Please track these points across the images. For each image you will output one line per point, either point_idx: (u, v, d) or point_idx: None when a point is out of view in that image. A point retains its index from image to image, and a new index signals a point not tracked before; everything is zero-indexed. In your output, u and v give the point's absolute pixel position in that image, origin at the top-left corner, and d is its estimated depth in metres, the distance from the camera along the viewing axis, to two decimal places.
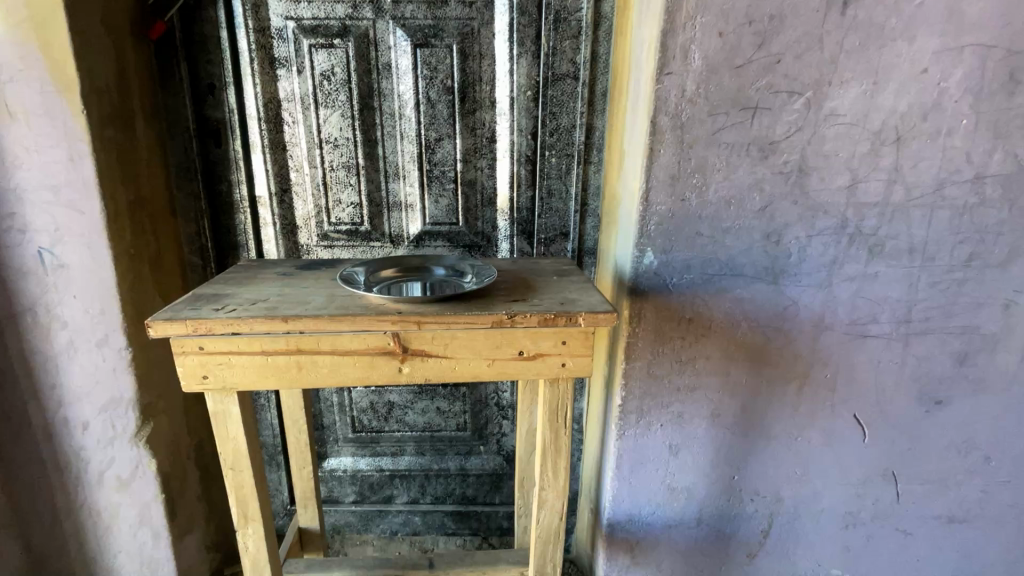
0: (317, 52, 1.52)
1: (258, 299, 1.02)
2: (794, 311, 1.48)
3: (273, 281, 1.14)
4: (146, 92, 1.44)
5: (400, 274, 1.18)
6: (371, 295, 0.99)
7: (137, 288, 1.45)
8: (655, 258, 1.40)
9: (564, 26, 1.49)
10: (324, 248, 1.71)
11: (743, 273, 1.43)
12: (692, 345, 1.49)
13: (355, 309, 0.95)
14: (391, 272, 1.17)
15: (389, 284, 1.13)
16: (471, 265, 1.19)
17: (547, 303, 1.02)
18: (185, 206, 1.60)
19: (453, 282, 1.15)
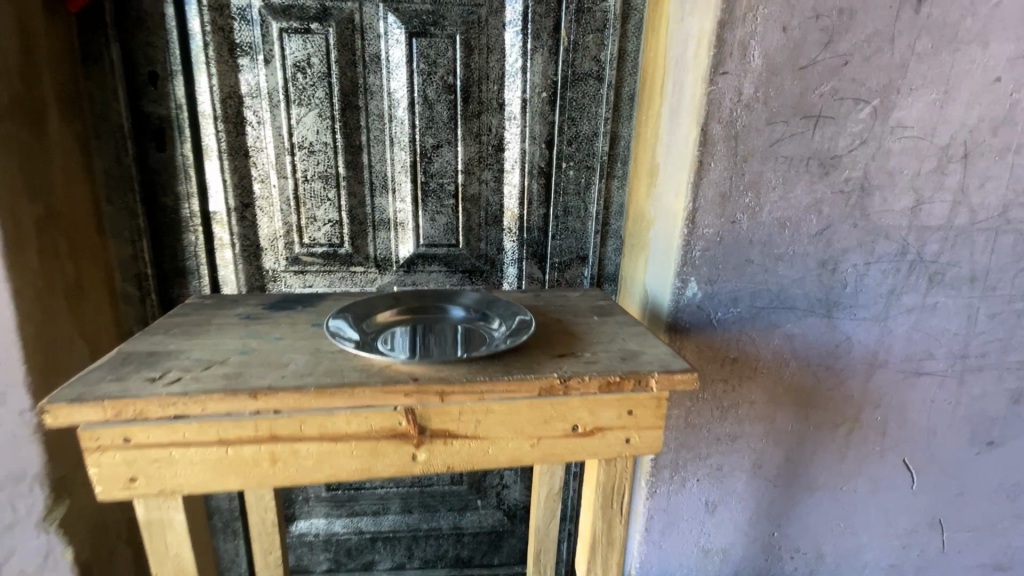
0: (289, 38, 1.25)
1: (213, 359, 0.74)
2: (848, 347, 1.29)
3: (233, 328, 0.86)
4: (64, 79, 1.13)
5: (404, 318, 0.91)
6: (371, 355, 0.72)
7: (46, 330, 1.12)
8: (700, 291, 1.19)
9: (587, 18, 1.28)
10: (295, 274, 1.42)
11: (795, 307, 1.23)
12: (736, 389, 1.28)
13: (352, 378, 0.69)
14: (390, 315, 0.91)
15: (391, 333, 0.86)
16: (494, 306, 0.93)
17: (604, 360, 0.78)
18: (117, 223, 1.28)
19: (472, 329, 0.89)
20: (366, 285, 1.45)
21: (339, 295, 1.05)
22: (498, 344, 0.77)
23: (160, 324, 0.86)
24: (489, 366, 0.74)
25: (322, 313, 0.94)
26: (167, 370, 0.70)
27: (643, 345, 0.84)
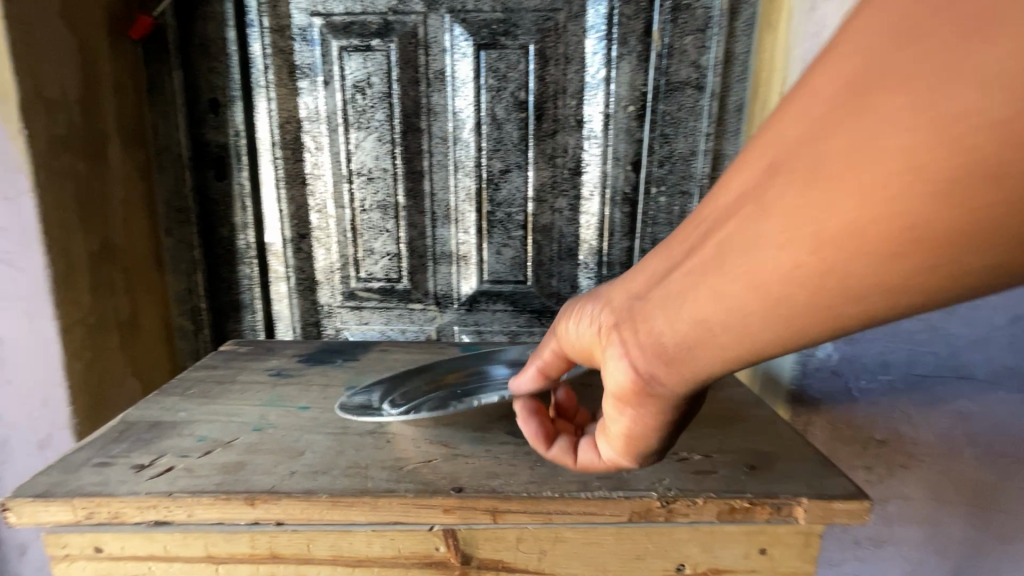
0: (350, 57, 1.15)
1: (220, 439, 0.60)
2: None
3: (256, 390, 0.73)
4: (127, 110, 1.10)
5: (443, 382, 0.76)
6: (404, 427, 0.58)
7: (94, 371, 1.05)
8: (836, 351, 0.92)
9: (685, 18, 1.08)
10: (350, 310, 1.30)
11: (973, 377, 0.91)
12: (885, 481, 0.96)
13: (376, 486, 0.52)
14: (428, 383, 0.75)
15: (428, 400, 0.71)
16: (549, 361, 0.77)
17: (720, 471, 0.55)
18: (176, 256, 1.24)
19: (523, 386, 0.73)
20: (426, 323, 1.30)
21: (386, 345, 0.90)
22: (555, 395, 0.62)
23: (183, 381, 0.75)
24: (558, 475, 0.54)
25: (362, 372, 0.79)
26: (160, 453, 0.57)
27: (773, 447, 0.60)
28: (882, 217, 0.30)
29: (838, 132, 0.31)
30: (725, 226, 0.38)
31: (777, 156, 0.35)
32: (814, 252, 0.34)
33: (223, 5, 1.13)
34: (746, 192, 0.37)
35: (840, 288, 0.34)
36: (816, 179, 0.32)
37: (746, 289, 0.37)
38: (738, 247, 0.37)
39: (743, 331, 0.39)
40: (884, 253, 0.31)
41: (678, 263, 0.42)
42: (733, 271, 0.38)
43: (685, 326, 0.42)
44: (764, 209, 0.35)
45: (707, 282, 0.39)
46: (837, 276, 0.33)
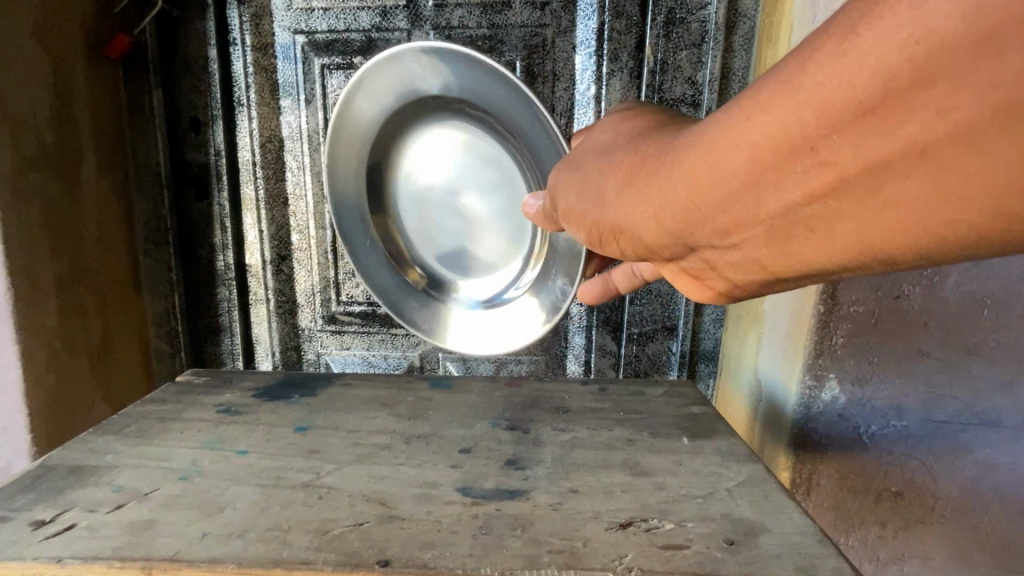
0: (332, 75, 1.10)
1: (138, 488, 0.62)
2: None
3: None
4: (103, 129, 1.08)
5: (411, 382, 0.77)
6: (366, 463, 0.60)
7: (62, 397, 0.99)
8: (841, 394, 0.82)
9: (680, 32, 1.02)
10: (331, 334, 1.24)
11: (999, 425, 0.82)
12: (902, 538, 0.86)
13: (292, 556, 0.51)
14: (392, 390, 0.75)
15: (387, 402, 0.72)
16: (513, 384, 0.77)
17: (694, 548, 0.53)
18: (153, 277, 1.21)
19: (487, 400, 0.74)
20: (409, 350, 1.22)
21: (349, 379, 0.90)
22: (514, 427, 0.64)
23: (123, 418, 0.77)
24: None
25: (315, 411, 0.79)
26: (67, 506, 0.59)
27: (765, 516, 0.57)
28: (948, 196, 0.32)
29: (913, 103, 0.29)
30: (780, 179, 0.37)
31: (826, 120, 0.33)
32: (881, 215, 0.35)
33: (204, 23, 1.10)
34: (800, 147, 0.35)
35: (891, 249, 0.36)
36: (891, 150, 0.31)
37: (815, 243, 0.39)
38: (813, 209, 0.37)
39: (799, 264, 0.42)
40: (949, 227, 0.33)
41: (720, 205, 0.42)
42: (801, 231, 0.39)
43: (746, 259, 0.45)
44: (834, 175, 0.34)
45: (770, 230, 0.41)
46: (891, 237, 0.36)
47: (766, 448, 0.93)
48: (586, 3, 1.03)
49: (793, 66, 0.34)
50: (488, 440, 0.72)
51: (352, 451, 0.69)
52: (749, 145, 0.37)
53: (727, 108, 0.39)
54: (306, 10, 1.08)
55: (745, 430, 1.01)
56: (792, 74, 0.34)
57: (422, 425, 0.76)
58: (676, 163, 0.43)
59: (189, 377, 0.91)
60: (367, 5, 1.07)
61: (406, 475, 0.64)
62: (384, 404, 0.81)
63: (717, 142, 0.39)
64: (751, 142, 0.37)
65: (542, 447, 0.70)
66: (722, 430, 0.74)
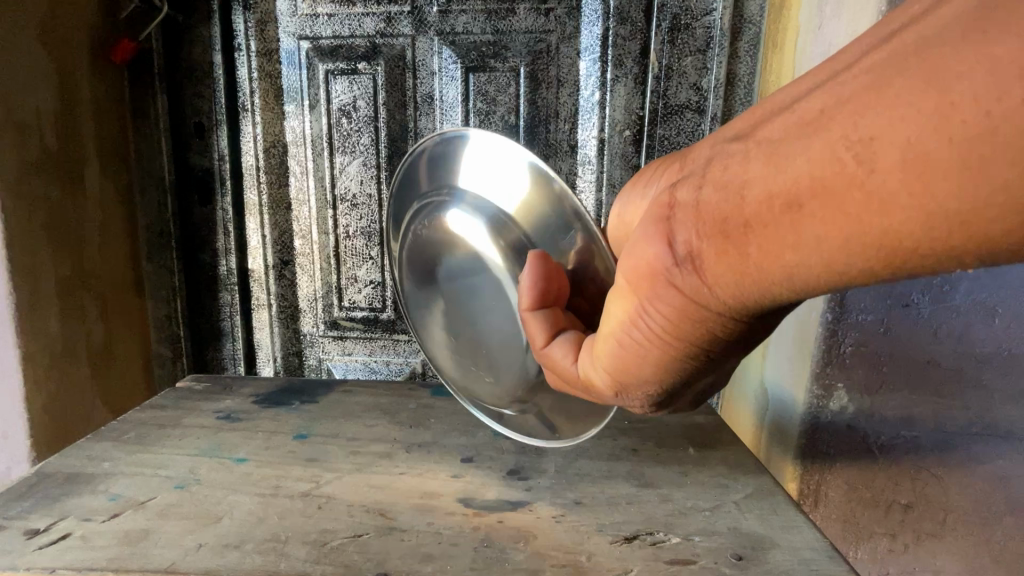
0: (336, 80, 1.10)
1: (134, 498, 0.61)
2: None
3: None
4: (108, 133, 1.08)
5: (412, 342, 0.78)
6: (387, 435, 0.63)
7: (60, 402, 0.98)
8: (851, 403, 0.80)
9: (685, 38, 1.01)
10: (332, 340, 1.23)
11: (1010, 435, 0.80)
12: (912, 552, 0.84)
13: (290, 568, 0.51)
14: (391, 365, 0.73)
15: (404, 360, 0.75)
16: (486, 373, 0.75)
17: (702, 562, 0.51)
18: (155, 281, 1.20)
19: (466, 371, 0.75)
20: (410, 357, 1.21)
21: (350, 386, 0.88)
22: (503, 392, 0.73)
23: (121, 425, 0.76)
24: None
25: (315, 418, 0.79)
26: (61, 515, 0.58)
27: (772, 529, 0.56)
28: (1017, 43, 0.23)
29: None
30: (844, 67, 0.31)
31: (921, 9, 0.30)
32: (925, 86, 0.26)
33: (209, 29, 1.10)
34: (884, 39, 0.30)
35: (926, 140, 0.26)
36: (968, 9, 0.26)
37: (826, 133, 0.29)
38: (843, 97, 0.29)
39: (783, 167, 0.30)
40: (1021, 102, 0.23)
41: (763, 112, 0.35)
42: (816, 120, 0.30)
43: (729, 178, 0.33)
44: (901, 43, 0.28)
45: (783, 129, 0.31)
46: (930, 126, 0.25)
47: (772, 458, 0.92)
48: (590, 10, 1.03)
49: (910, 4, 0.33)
50: (490, 448, 0.71)
51: (351, 459, 0.68)
52: (840, 61, 0.34)
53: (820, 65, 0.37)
54: (311, 16, 1.08)
55: (750, 441, 0.99)
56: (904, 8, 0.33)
57: (423, 433, 0.75)
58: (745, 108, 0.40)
59: (188, 383, 0.90)
60: (372, 11, 1.07)
61: (406, 485, 0.63)
62: (385, 411, 0.81)
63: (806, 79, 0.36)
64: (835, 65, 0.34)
65: (546, 456, 0.69)
66: (730, 439, 0.73)
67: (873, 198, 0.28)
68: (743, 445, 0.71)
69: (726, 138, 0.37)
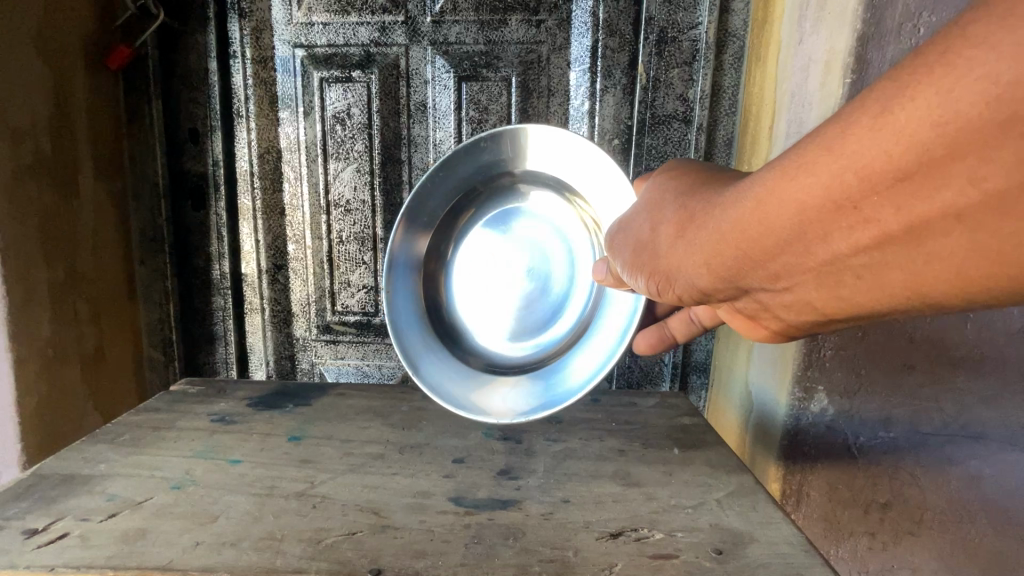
0: (331, 88, 1.12)
1: (131, 498, 0.62)
2: None
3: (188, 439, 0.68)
4: (102, 139, 1.09)
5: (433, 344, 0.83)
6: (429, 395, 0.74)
7: (52, 406, 0.98)
8: (831, 405, 0.83)
9: (671, 50, 1.04)
10: (325, 344, 1.24)
11: (984, 437, 0.82)
12: (891, 550, 0.87)
13: (286, 565, 0.52)
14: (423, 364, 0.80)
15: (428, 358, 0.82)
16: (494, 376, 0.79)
17: (684, 556, 0.53)
18: (148, 286, 1.21)
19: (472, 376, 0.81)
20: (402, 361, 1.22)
21: (343, 389, 0.90)
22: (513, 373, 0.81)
23: (116, 427, 0.77)
24: None
25: (309, 420, 0.80)
26: (59, 515, 0.59)
27: (752, 526, 0.58)
28: (985, 246, 0.34)
29: (952, 170, 0.32)
30: (832, 235, 0.39)
31: (867, 187, 0.35)
32: (922, 261, 0.37)
33: (205, 37, 1.12)
34: (844, 215, 0.37)
35: (923, 288, 0.38)
36: (927, 211, 0.34)
37: (862, 281, 0.40)
38: (859, 256, 0.39)
39: (845, 303, 0.43)
40: (1001, 270, 0.35)
41: (774, 254, 0.43)
42: (851, 271, 0.40)
43: (800, 302, 0.46)
44: (879, 232, 0.37)
45: (823, 275, 0.42)
46: (946, 282, 0.37)
47: (756, 459, 0.95)
48: (580, 22, 1.06)
49: (837, 128, 0.36)
50: (481, 449, 0.73)
51: (344, 460, 0.70)
52: (800, 203, 0.39)
53: (772, 164, 0.41)
54: (306, 25, 1.10)
55: (735, 442, 1.02)
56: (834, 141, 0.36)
57: (416, 435, 0.76)
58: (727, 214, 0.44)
59: (182, 387, 0.90)
60: (367, 21, 1.09)
61: (399, 485, 0.64)
62: (378, 414, 0.82)
63: (762, 199, 0.41)
64: (800, 203, 0.39)
65: (536, 457, 0.71)
66: (714, 440, 0.75)
67: (844, 316, 0.45)
68: (726, 445, 0.73)
69: (764, 269, 0.45)
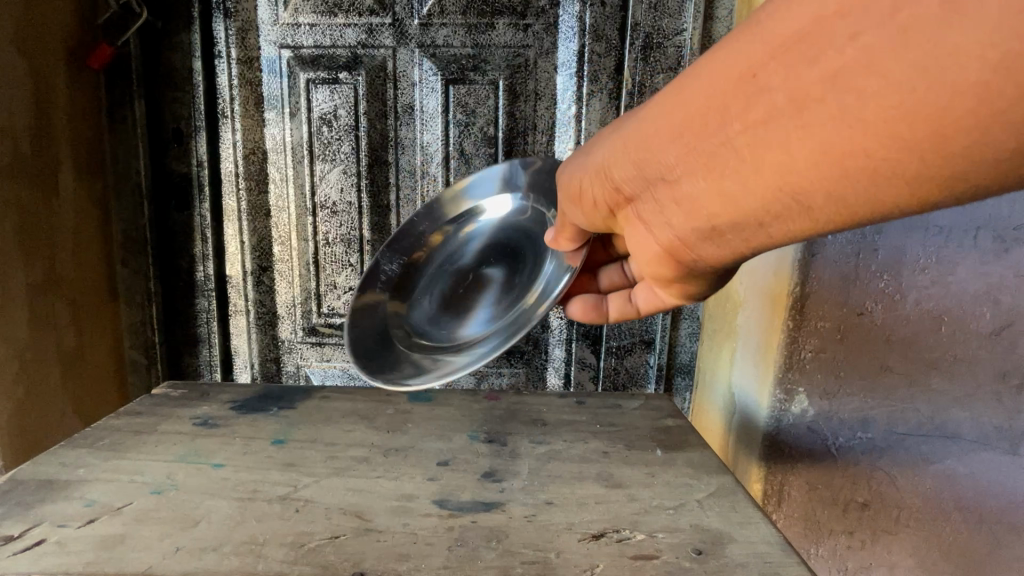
0: (317, 89, 1.11)
1: (110, 504, 0.61)
2: None
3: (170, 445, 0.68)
4: (82, 138, 1.07)
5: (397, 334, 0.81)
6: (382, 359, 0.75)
7: (30, 410, 0.97)
8: (811, 406, 0.85)
9: (656, 56, 1.05)
10: (311, 346, 1.23)
11: (959, 437, 0.84)
12: (867, 548, 0.89)
13: (267, 569, 0.52)
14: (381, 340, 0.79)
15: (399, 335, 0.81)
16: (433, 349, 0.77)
17: (664, 556, 0.54)
18: (130, 287, 1.19)
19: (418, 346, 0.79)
20: None
21: (328, 391, 0.89)
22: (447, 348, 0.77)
23: (96, 431, 0.76)
24: None
25: (293, 423, 0.79)
26: (36, 522, 0.58)
27: (730, 526, 0.59)
28: (851, 119, 0.33)
29: (834, 29, 0.32)
30: (729, 109, 0.38)
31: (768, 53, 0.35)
32: (795, 138, 0.36)
33: (189, 36, 1.10)
34: (744, 86, 0.37)
35: (787, 177, 0.37)
36: (810, 77, 0.34)
37: (743, 167, 0.39)
38: (746, 134, 0.38)
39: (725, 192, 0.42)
40: (860, 150, 0.33)
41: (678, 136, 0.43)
42: (736, 153, 0.39)
43: (688, 201, 0.45)
44: (769, 105, 0.36)
45: (712, 161, 0.41)
46: (812, 167, 0.36)
47: (739, 460, 0.96)
48: (567, 27, 1.07)
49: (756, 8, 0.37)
50: (466, 452, 0.73)
51: (328, 464, 0.70)
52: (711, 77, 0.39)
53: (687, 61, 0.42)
54: (292, 25, 1.09)
55: (719, 443, 1.03)
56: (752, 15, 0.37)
57: (401, 438, 0.76)
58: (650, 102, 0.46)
59: (164, 390, 0.89)
60: (354, 23, 1.08)
61: (382, 488, 0.64)
62: (363, 417, 0.82)
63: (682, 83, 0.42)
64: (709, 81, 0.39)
65: (520, 459, 0.72)
66: (696, 441, 0.76)
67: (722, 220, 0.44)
68: (707, 446, 0.74)
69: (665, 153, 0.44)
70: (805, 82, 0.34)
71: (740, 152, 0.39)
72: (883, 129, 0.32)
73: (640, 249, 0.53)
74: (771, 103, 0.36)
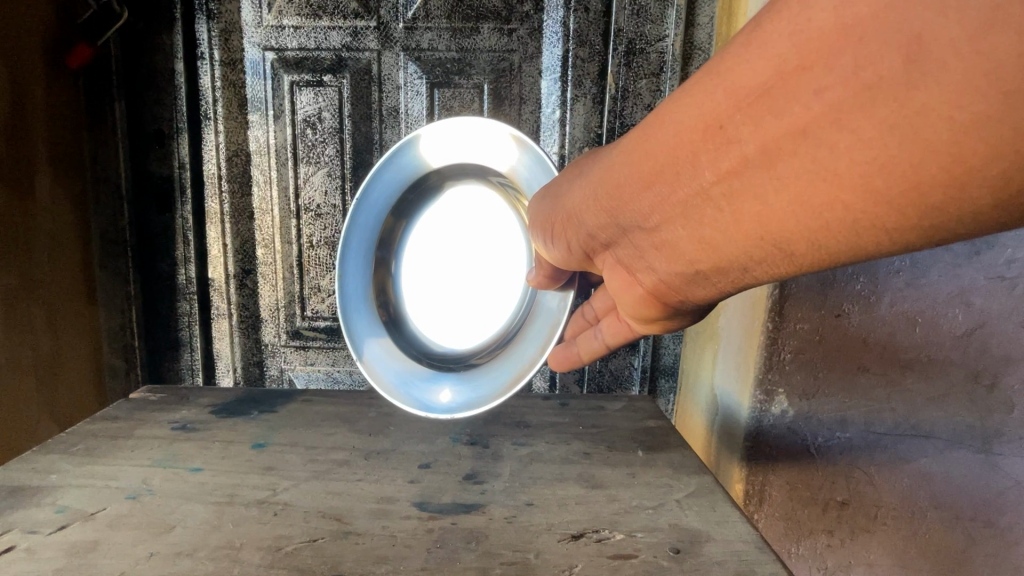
0: (301, 92, 1.10)
1: (83, 510, 0.60)
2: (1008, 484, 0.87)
3: (153, 463, 0.69)
4: (57, 139, 1.05)
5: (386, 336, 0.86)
6: (382, 372, 0.81)
7: None
8: (791, 408, 0.86)
9: (639, 61, 1.07)
10: (295, 350, 1.22)
11: (933, 436, 0.86)
12: (845, 546, 0.90)
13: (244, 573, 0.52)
14: (369, 337, 0.84)
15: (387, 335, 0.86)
16: (428, 360, 0.86)
17: (641, 556, 0.55)
18: (109, 291, 1.17)
19: (404, 346, 0.87)
20: None
21: (310, 395, 0.89)
22: (440, 363, 0.86)
23: (70, 437, 0.75)
24: None
25: (273, 427, 0.79)
26: (5, 528, 0.57)
27: (709, 525, 0.59)
28: (828, 173, 0.36)
29: (803, 83, 0.35)
30: (702, 160, 0.42)
31: (733, 105, 0.39)
32: (772, 187, 0.39)
33: (171, 37, 1.09)
34: (711, 136, 0.41)
35: (774, 227, 0.41)
36: (779, 130, 0.37)
37: (722, 216, 0.43)
38: (721, 184, 0.42)
39: (711, 237, 0.45)
40: (835, 199, 0.37)
41: (652, 184, 0.46)
42: (717, 202, 0.43)
43: (670, 243, 0.49)
44: (740, 155, 0.40)
45: (692, 208, 0.45)
46: (790, 215, 0.40)
47: (722, 461, 0.96)
48: (551, 32, 1.07)
49: (716, 58, 0.40)
50: (448, 454, 0.73)
51: (309, 467, 0.69)
52: (677, 126, 0.42)
53: (653, 112, 0.46)
54: (276, 27, 1.08)
55: (703, 445, 1.04)
56: (711, 69, 0.40)
57: (382, 440, 0.76)
58: (624, 144, 0.49)
59: (142, 394, 0.88)
60: (339, 25, 1.08)
61: (363, 490, 0.64)
62: (345, 420, 0.81)
63: (650, 127, 0.45)
64: (678, 127, 0.42)
65: (502, 461, 0.72)
66: (677, 442, 0.77)
67: (708, 263, 0.48)
68: (687, 446, 0.75)
69: (644, 195, 0.48)
70: (779, 134, 0.37)
71: (722, 199, 0.43)
72: (857, 182, 0.36)
73: (624, 289, 0.58)
74: (746, 153, 0.39)
